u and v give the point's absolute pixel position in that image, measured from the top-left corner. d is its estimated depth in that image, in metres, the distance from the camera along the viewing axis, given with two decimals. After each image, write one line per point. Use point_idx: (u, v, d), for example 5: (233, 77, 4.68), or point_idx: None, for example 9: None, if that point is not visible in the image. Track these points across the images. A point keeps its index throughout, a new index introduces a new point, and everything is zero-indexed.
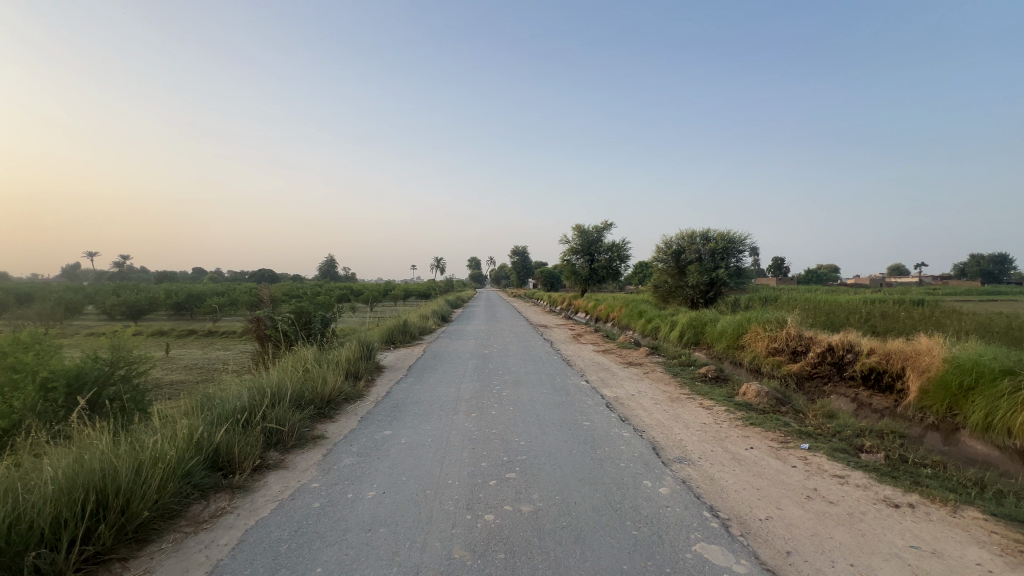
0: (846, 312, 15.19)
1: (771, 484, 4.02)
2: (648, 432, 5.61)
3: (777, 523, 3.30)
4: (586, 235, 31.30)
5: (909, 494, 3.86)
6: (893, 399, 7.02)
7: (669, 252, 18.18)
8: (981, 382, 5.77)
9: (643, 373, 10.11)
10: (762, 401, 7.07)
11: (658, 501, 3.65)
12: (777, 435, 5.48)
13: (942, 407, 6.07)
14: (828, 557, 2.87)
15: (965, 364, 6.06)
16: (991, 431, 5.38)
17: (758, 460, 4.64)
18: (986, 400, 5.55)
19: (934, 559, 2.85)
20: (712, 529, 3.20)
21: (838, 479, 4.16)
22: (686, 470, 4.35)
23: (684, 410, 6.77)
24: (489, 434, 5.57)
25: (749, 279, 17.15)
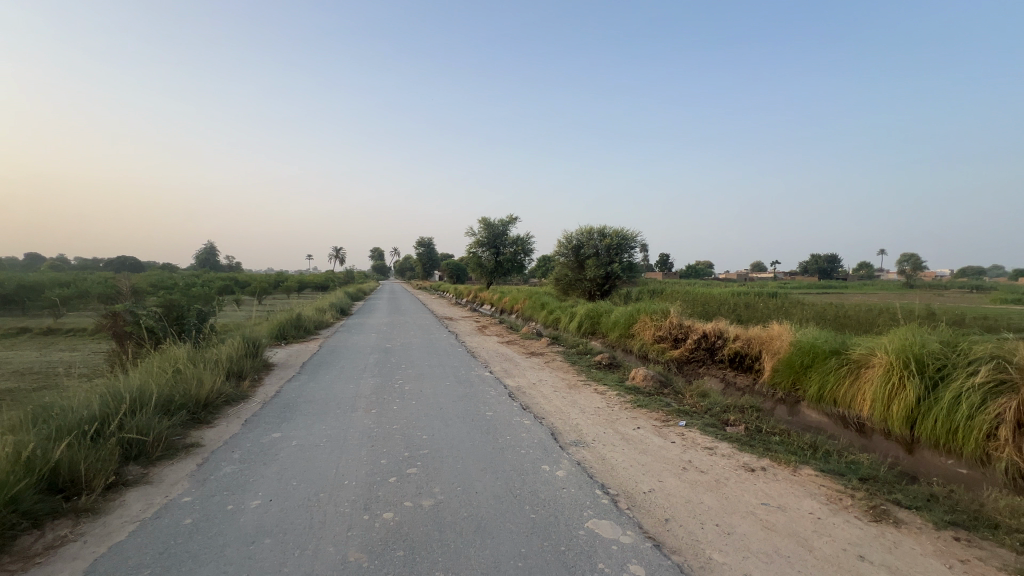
0: (717, 303, 17.20)
1: (654, 459, 4.43)
2: (547, 418, 5.85)
3: (657, 494, 3.64)
4: (492, 229, 31.39)
5: (762, 458, 4.50)
6: (752, 377, 8.13)
7: (569, 247, 19.08)
8: (816, 360, 6.89)
9: (544, 363, 10.51)
10: (648, 384, 7.76)
11: (555, 483, 3.84)
12: (660, 415, 6.04)
13: (788, 383, 7.16)
14: (699, 520, 3.24)
15: (804, 345, 7.18)
16: (823, 402, 6.48)
17: (643, 438, 5.08)
18: (820, 376, 6.66)
19: (779, 512, 3.35)
20: (602, 505, 3.44)
21: (708, 450, 4.71)
22: (581, 452, 4.61)
23: (581, 396, 7.17)
24: (390, 430, 5.40)
25: (639, 273, 18.62)
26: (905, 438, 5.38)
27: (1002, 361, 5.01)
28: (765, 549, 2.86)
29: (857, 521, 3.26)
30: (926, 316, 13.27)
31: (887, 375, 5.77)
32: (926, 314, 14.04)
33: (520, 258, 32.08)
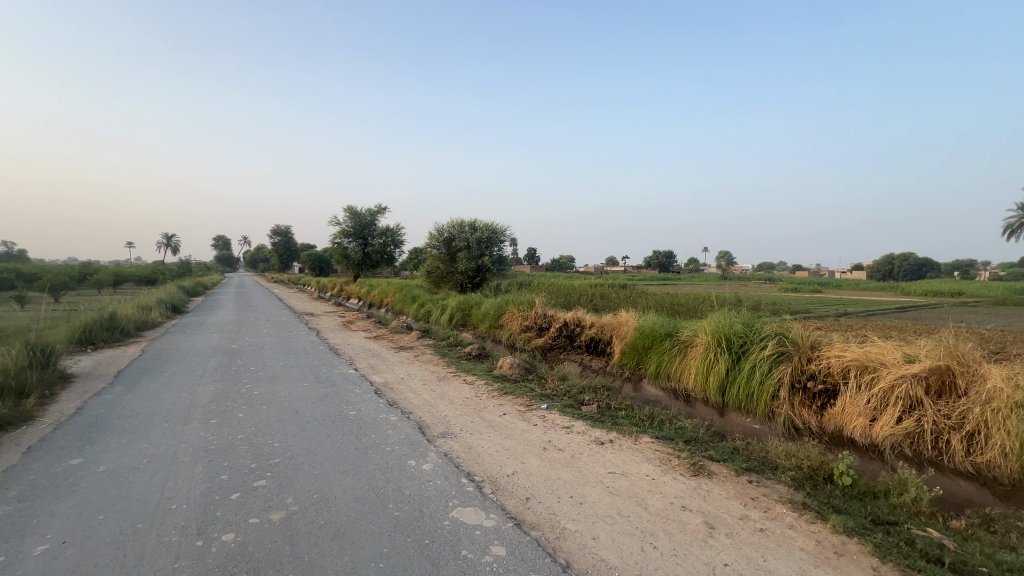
0: (578, 294, 18.66)
1: (517, 443, 4.64)
2: (415, 412, 5.74)
3: (519, 476, 3.82)
4: (360, 219, 29.59)
5: (610, 431, 5.02)
6: (604, 359, 9.02)
7: (440, 239, 18.93)
8: (654, 341, 7.91)
9: (414, 357, 10.29)
10: (514, 372, 8.10)
11: (421, 477, 3.79)
12: (524, 400, 6.35)
13: (633, 363, 8.10)
14: (556, 495, 3.47)
15: (646, 329, 8.17)
16: (660, 377, 7.48)
17: (508, 423, 5.29)
18: (657, 355, 7.66)
19: (622, 478, 3.78)
20: (468, 493, 3.49)
21: (566, 429, 5.09)
22: (448, 443, 4.62)
23: (449, 388, 7.19)
24: (233, 441, 4.77)
25: (509, 266, 19.30)
26: (718, 404, 6.48)
27: (783, 337, 6.31)
28: (610, 513, 3.19)
29: (682, 477, 3.84)
30: (735, 303, 16.08)
31: (706, 352, 6.87)
32: (735, 301, 17.03)
33: (390, 250, 30.86)
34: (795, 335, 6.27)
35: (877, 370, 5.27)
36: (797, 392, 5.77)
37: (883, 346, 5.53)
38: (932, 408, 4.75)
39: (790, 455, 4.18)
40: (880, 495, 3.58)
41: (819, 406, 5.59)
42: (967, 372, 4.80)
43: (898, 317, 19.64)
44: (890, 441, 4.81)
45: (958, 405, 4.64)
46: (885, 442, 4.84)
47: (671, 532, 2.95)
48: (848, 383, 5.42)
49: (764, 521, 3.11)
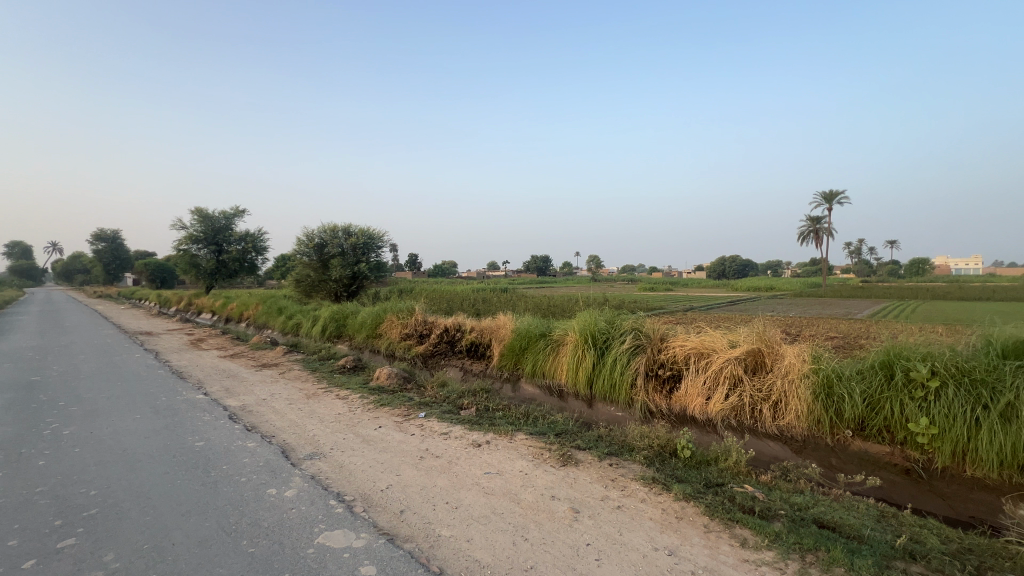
0: (459, 299, 18.73)
1: (393, 455, 4.48)
2: (277, 435, 5.22)
3: (394, 489, 3.70)
4: (210, 221, 26.17)
5: (488, 433, 5.12)
6: (484, 362, 9.18)
7: (310, 245, 17.52)
8: (530, 342, 8.28)
9: (279, 374, 9.35)
10: (392, 382, 7.82)
11: (282, 505, 3.45)
12: (402, 411, 6.17)
13: (511, 364, 8.37)
14: (432, 503, 3.44)
15: (522, 330, 8.52)
16: (536, 376, 7.84)
17: (384, 436, 5.09)
18: (533, 355, 8.04)
19: (497, 477, 3.87)
20: (336, 514, 3.28)
21: (443, 435, 5.07)
22: (316, 465, 4.29)
23: (320, 405, 6.68)
24: (29, 495, 3.83)
25: (387, 272, 18.61)
26: (587, 396, 7.01)
27: (638, 331, 7.07)
28: (484, 514, 3.25)
29: (552, 468, 4.07)
30: (602, 302, 17.58)
31: (575, 349, 7.40)
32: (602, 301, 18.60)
33: (251, 257, 27.66)
34: (647, 329, 7.08)
35: (709, 356, 6.18)
36: (650, 379, 6.50)
37: (713, 335, 6.51)
38: (749, 384, 5.72)
39: (643, 436, 4.70)
40: (711, 462, 4.19)
41: (668, 390, 6.37)
42: (772, 352, 5.87)
43: (729, 310, 23.29)
44: (721, 415, 5.68)
45: (766, 380, 5.64)
46: (717, 416, 5.70)
47: (541, 522, 3.12)
48: (689, 368, 6.27)
49: (620, 499, 3.45)
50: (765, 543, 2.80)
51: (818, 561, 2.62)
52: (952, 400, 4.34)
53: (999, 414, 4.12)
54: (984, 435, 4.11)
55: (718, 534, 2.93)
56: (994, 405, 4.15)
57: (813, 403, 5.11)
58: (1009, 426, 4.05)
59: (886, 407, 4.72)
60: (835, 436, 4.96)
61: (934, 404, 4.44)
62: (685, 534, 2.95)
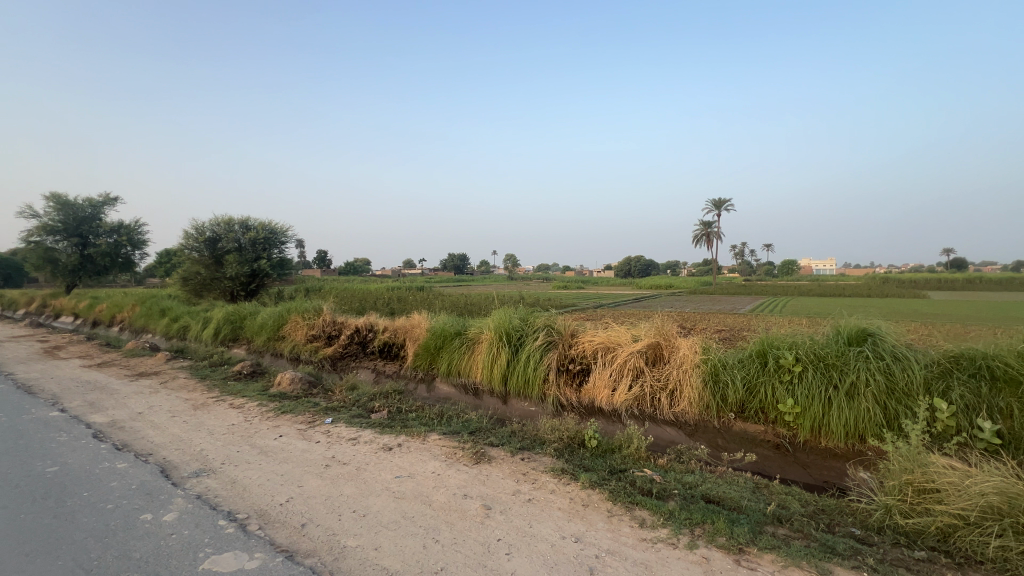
0: (372, 299, 17.97)
1: (294, 466, 4.18)
2: (156, 453, 4.62)
3: (296, 501, 3.45)
4: (72, 209, 22.50)
5: (400, 435, 4.97)
6: (398, 363, 8.91)
7: (200, 238, 15.75)
8: (445, 340, 8.18)
9: (159, 384, 8.28)
10: (296, 387, 7.29)
11: (160, 531, 3.06)
12: (307, 417, 5.78)
13: (426, 364, 8.22)
14: (337, 513, 3.25)
15: (437, 329, 8.40)
16: (451, 375, 7.77)
17: (285, 446, 4.73)
18: (448, 354, 7.96)
19: (408, 480, 3.78)
20: (226, 535, 2.98)
21: (352, 440, 4.84)
22: (203, 482, 3.87)
23: (209, 416, 6.03)
24: None
25: (292, 270, 17.34)
26: (501, 393, 7.09)
27: (550, 328, 7.29)
28: (393, 519, 3.15)
29: (465, 467, 4.06)
30: (517, 300, 17.89)
31: (490, 347, 7.45)
32: (518, 299, 18.93)
33: (125, 251, 24.21)
34: (559, 325, 7.32)
35: (615, 349, 6.56)
36: (561, 374, 6.74)
37: (619, 330, 6.92)
38: (650, 374, 6.16)
39: (554, 429, 4.86)
40: (615, 450, 4.45)
41: (578, 384, 6.66)
42: (669, 345, 6.38)
43: (635, 307, 24.93)
44: (625, 405, 6.05)
45: (664, 370, 6.12)
46: (621, 406, 6.07)
47: (453, 522, 3.09)
48: (597, 362, 6.60)
49: (531, 492, 3.53)
50: (660, 521, 3.03)
51: (704, 532, 2.89)
52: (811, 382, 5.03)
53: (845, 392, 4.84)
54: (834, 410, 4.82)
55: (620, 517, 3.12)
56: (842, 384, 4.87)
57: (703, 390, 5.64)
58: (852, 402, 4.78)
59: (761, 391, 5.34)
60: (720, 418, 5.51)
61: (798, 386, 5.12)
62: (591, 520, 3.09)
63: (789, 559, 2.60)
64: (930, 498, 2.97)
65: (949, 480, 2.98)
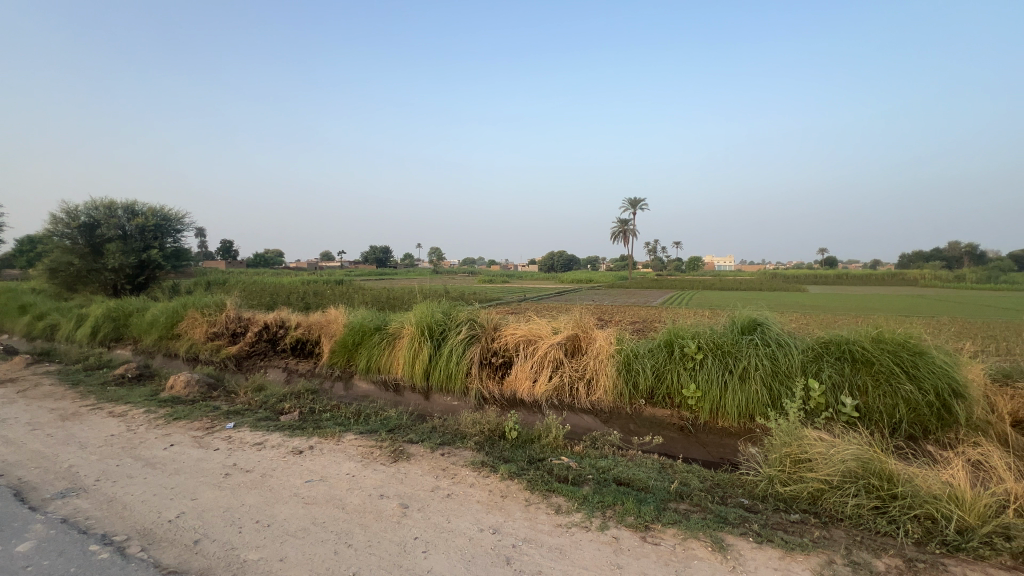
0: (283, 293, 16.73)
1: (186, 477, 3.78)
2: (8, 473, 3.94)
3: (188, 516, 3.11)
4: None
5: (311, 437, 4.69)
6: (312, 361, 8.40)
7: (71, 224, 13.66)
8: (364, 336, 7.84)
9: (15, 393, 7.07)
10: (192, 391, 6.61)
11: (11, 565, 2.61)
12: (204, 423, 5.26)
13: (343, 361, 7.83)
14: (237, 525, 2.99)
15: (355, 325, 8.03)
16: (370, 372, 7.49)
17: (177, 456, 4.26)
18: (367, 350, 7.65)
19: (320, 484, 3.57)
20: (100, 562, 2.62)
21: (257, 446, 4.48)
22: (71, 503, 3.37)
23: (82, 427, 5.27)
24: None
25: (189, 261, 15.66)
26: (423, 388, 6.96)
27: (473, 322, 7.26)
28: (302, 526, 2.96)
29: (382, 466, 3.93)
30: (441, 295, 17.61)
31: (411, 341, 7.27)
32: (441, 294, 18.65)
33: None
34: (481, 319, 7.31)
35: (536, 342, 6.70)
36: (484, 367, 6.76)
37: (540, 323, 7.08)
38: (569, 365, 6.38)
39: (476, 422, 4.87)
40: (534, 440, 4.55)
41: (500, 377, 6.71)
42: (587, 336, 6.64)
43: (557, 301, 25.67)
44: (545, 396, 6.21)
45: (582, 361, 6.37)
46: (542, 397, 6.22)
47: (367, 524, 2.98)
48: (519, 355, 6.70)
49: (450, 487, 3.50)
50: (574, 506, 3.14)
51: (615, 513, 3.05)
52: (710, 367, 5.50)
53: (738, 376, 5.35)
54: (729, 393, 5.31)
55: (537, 506, 3.20)
56: (736, 369, 5.38)
57: (617, 378, 5.95)
58: (744, 384, 5.30)
59: (668, 377, 5.74)
60: (632, 404, 5.85)
61: (699, 371, 5.57)
62: (509, 511, 3.13)
63: (688, 531, 2.82)
64: (803, 467, 3.39)
65: (818, 450, 3.43)
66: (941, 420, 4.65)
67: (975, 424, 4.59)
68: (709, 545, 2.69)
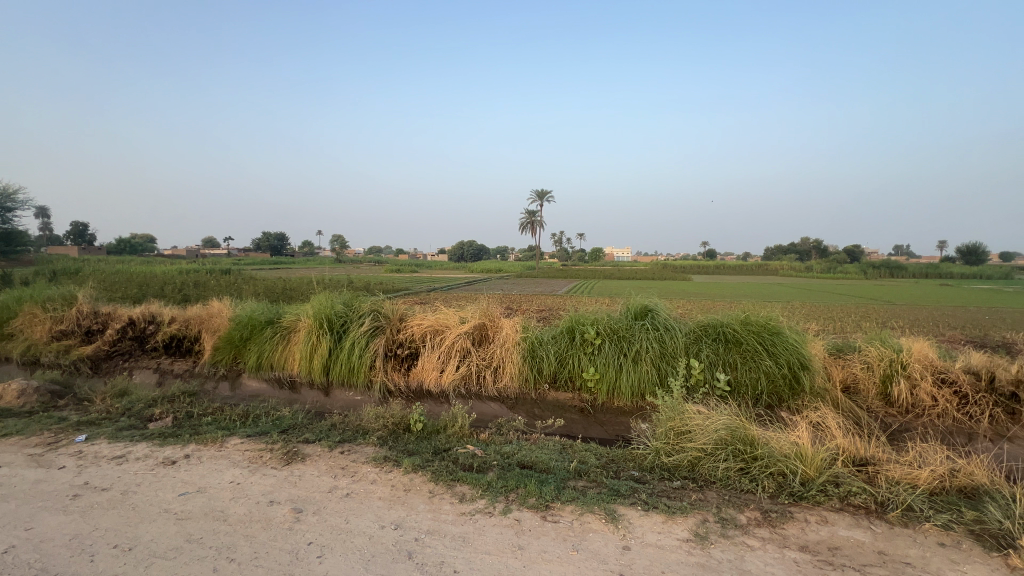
0: (153, 284, 14.63)
1: (19, 503, 3.16)
2: None
3: (20, 550, 2.61)
4: None
5: (188, 445, 4.18)
6: (191, 360, 7.48)
7: None
8: (254, 331, 7.16)
9: None
10: (30, 401, 5.54)
11: None
12: (46, 438, 4.43)
13: (229, 359, 7.08)
14: (88, 554, 2.57)
15: (242, 319, 7.30)
16: (262, 369, 6.88)
17: (5, 479, 3.54)
18: (257, 345, 6.99)
19: (197, 497, 3.20)
20: None
21: (117, 459, 3.89)
22: None
23: None
24: None
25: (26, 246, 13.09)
26: (323, 384, 6.55)
27: (377, 312, 6.96)
28: (173, 545, 2.63)
29: (273, 470, 3.63)
30: (343, 285, 16.64)
31: (309, 335, 6.78)
32: (344, 284, 17.64)
33: None
34: (386, 310, 7.04)
35: (443, 332, 6.63)
36: (389, 359, 6.54)
37: (447, 313, 7.01)
38: (476, 354, 6.41)
39: (379, 416, 4.69)
40: (440, 430, 4.51)
41: (406, 368, 6.54)
42: (494, 325, 6.70)
43: (467, 290, 25.60)
44: (452, 385, 6.19)
45: (489, 350, 6.43)
46: (450, 387, 6.17)
47: (254, 534, 2.73)
48: (425, 345, 6.57)
49: (350, 486, 3.34)
50: (478, 493, 3.17)
51: (518, 497, 3.13)
52: (607, 352, 5.86)
53: (632, 358, 5.78)
54: (623, 374, 5.71)
55: (441, 496, 3.17)
56: (630, 352, 5.81)
57: (522, 365, 6.11)
58: (637, 365, 5.74)
59: (569, 362, 6.02)
60: (536, 389, 6.04)
61: (598, 355, 5.91)
62: (412, 504, 3.07)
63: (585, 506, 2.98)
64: (684, 439, 3.76)
65: (697, 423, 3.83)
66: (792, 389, 5.42)
67: (817, 391, 5.42)
68: (603, 517, 2.87)
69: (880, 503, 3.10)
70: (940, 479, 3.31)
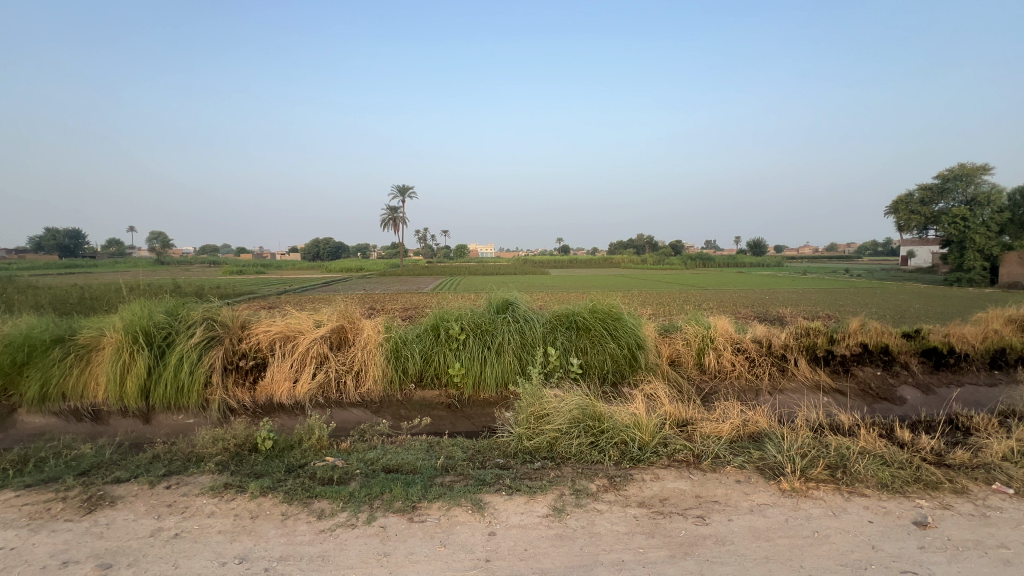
0: None
1: None
2: None
3: None
4: None
5: None
6: None
7: None
8: (35, 355, 5.66)
9: None
10: None
11: None
12: None
13: None
14: None
15: (15, 340, 5.71)
16: (48, 401, 5.46)
17: None
18: (40, 372, 5.53)
19: None
20: None
21: None
22: None
23: None
24: None
25: None
26: (141, 411, 5.47)
27: (211, 321, 6.03)
28: None
29: (68, 522, 2.93)
30: (163, 291, 14.07)
31: (117, 353, 5.58)
32: (165, 290, 15.00)
33: None
34: (223, 318, 6.15)
35: (295, 338, 6.07)
36: (228, 373, 5.74)
37: (299, 317, 6.44)
38: (335, 360, 6.00)
39: (217, 439, 4.10)
40: (294, 445, 4.12)
41: (251, 382, 5.81)
42: (354, 327, 6.34)
43: (321, 292, 23.77)
44: (308, 395, 5.72)
45: (349, 353, 6.07)
46: (305, 397, 5.70)
47: None
48: (274, 354, 5.93)
49: (179, 524, 2.87)
50: (339, 507, 2.98)
51: (383, 503, 3.03)
52: (472, 346, 5.99)
53: (495, 351, 5.98)
54: (487, 367, 5.89)
55: (295, 517, 2.90)
56: (493, 345, 6.01)
57: (386, 366, 5.91)
58: (500, 357, 5.96)
59: (434, 359, 6.00)
60: (402, 390, 5.90)
61: (462, 350, 6.00)
62: (260, 532, 2.75)
63: (452, 501, 3.01)
64: (543, 422, 4.03)
65: (553, 406, 4.14)
66: (632, 366, 6.17)
67: (650, 366, 6.26)
68: (470, 508, 2.93)
69: (696, 455, 3.72)
70: (736, 429, 4.11)
